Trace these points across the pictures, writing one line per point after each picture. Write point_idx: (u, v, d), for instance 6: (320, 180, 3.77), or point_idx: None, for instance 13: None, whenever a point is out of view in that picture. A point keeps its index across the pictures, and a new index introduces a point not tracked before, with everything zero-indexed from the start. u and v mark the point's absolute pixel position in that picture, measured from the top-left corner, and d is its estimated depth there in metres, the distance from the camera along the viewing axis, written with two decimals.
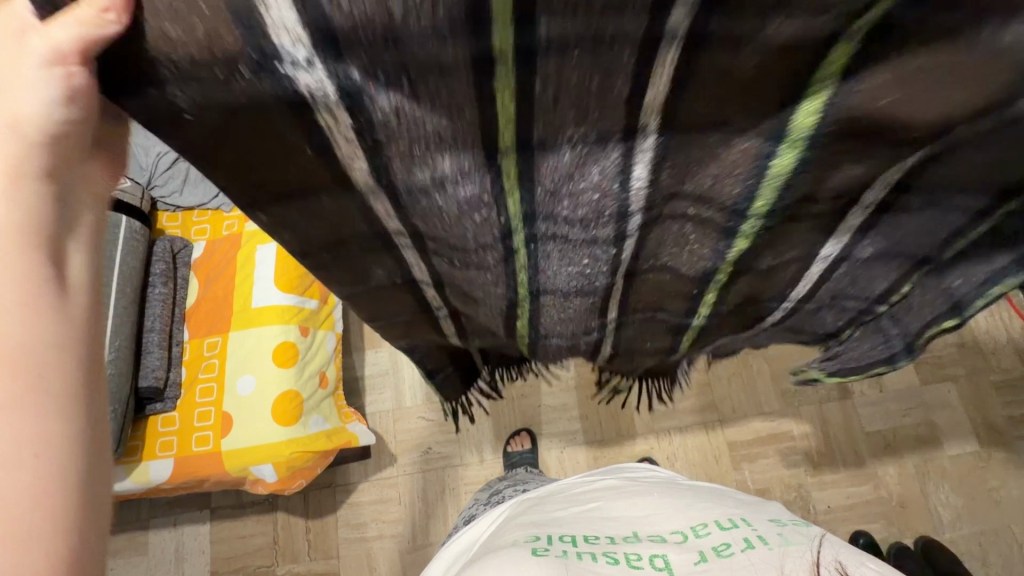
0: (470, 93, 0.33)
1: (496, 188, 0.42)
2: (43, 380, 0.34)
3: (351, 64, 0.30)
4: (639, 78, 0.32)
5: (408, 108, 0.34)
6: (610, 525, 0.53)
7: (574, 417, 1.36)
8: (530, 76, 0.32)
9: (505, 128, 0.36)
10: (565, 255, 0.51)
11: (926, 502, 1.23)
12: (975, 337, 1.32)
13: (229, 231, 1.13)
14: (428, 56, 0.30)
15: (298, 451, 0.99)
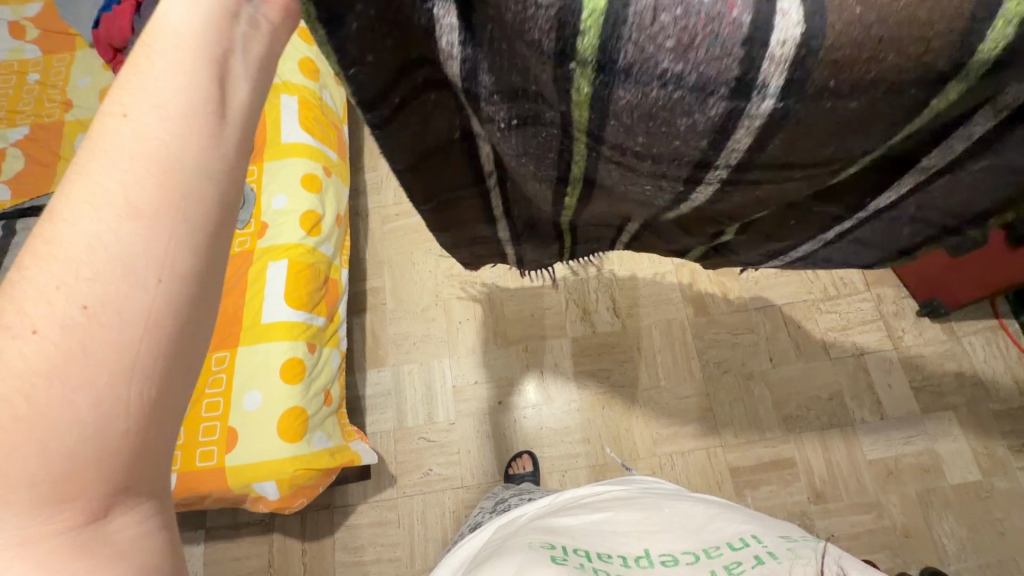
0: None
1: (564, 83, 0.36)
2: (134, 268, 0.30)
3: None
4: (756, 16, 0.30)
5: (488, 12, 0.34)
6: (621, 541, 0.53)
7: (577, 441, 1.36)
8: None
9: (590, 15, 0.31)
10: (630, 189, 0.47)
11: (930, 533, 1.22)
12: (975, 366, 1.34)
13: (242, 248, 1.14)
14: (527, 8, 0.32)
15: (301, 469, 0.99)
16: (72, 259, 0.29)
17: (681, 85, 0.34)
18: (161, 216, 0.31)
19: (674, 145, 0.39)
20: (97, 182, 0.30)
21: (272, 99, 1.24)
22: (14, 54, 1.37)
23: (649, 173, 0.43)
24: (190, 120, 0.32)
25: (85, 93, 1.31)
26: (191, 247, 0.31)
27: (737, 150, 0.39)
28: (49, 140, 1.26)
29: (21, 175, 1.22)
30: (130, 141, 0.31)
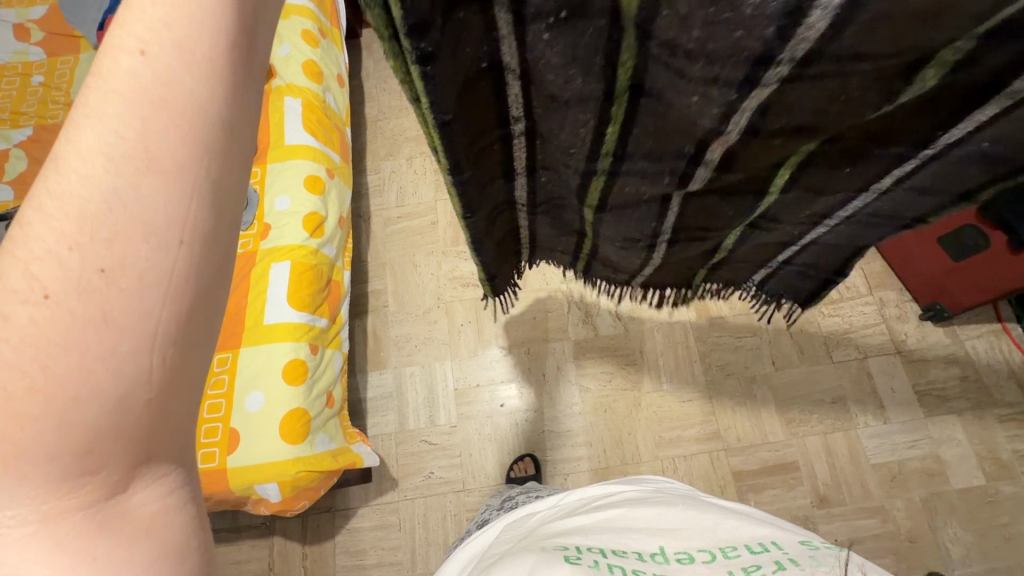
0: None
1: None
2: (152, 224, 0.28)
3: None
4: None
5: None
6: (636, 538, 0.53)
7: (579, 444, 1.35)
8: None
9: None
10: (678, 100, 0.44)
11: (936, 538, 1.21)
12: (978, 370, 1.34)
13: (244, 249, 1.13)
14: None
15: (304, 470, 0.99)
16: (82, 215, 0.27)
17: None
18: (166, 174, 0.28)
19: (733, 36, 0.37)
20: (108, 127, 0.28)
21: (275, 102, 1.24)
22: (18, 56, 1.37)
23: (702, 78, 0.41)
24: (215, 67, 0.30)
25: None
26: (210, 206, 0.30)
27: (807, 41, 0.37)
28: (53, 142, 1.26)
29: (24, 176, 1.22)
30: (134, 85, 0.28)
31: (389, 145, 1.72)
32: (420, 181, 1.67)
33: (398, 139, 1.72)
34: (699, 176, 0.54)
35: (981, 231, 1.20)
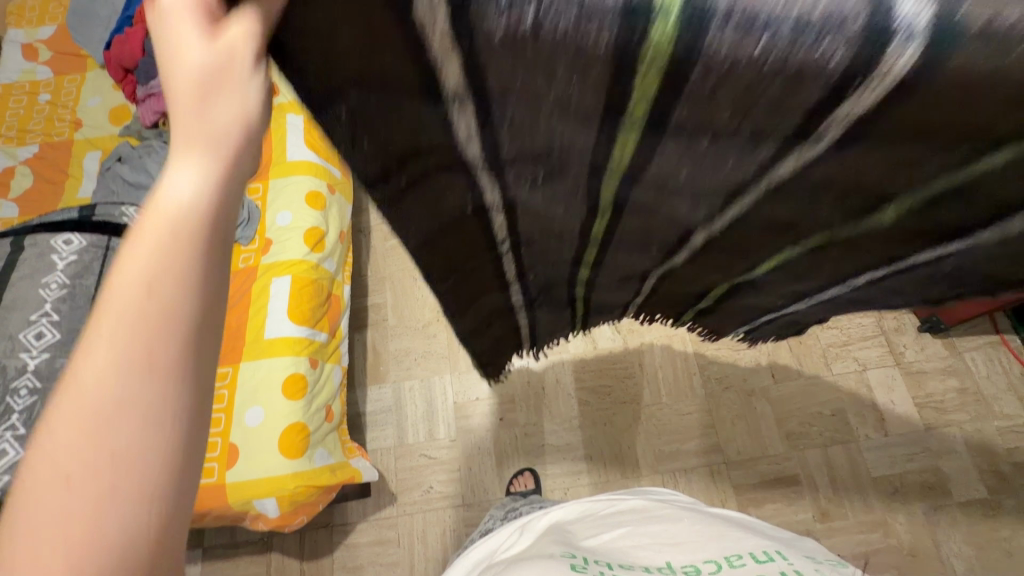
0: (596, 66, 0.27)
1: (597, 130, 0.33)
2: (160, 429, 0.26)
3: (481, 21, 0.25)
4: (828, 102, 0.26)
5: (507, 81, 0.29)
6: (643, 553, 0.53)
7: (579, 457, 1.35)
8: (676, 65, 0.26)
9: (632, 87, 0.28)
10: (665, 218, 0.45)
11: (938, 553, 1.20)
12: (977, 382, 1.34)
13: (246, 264, 1.15)
14: (552, 76, 0.28)
15: (302, 486, 0.98)
16: (88, 436, 0.25)
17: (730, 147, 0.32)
18: (173, 375, 0.27)
19: (707, 195, 0.39)
20: (117, 339, 0.26)
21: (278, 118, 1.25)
22: (26, 75, 1.40)
23: (682, 211, 0.43)
24: (221, 252, 0.29)
25: (95, 113, 1.34)
26: (218, 394, 0.28)
27: (774, 201, 0.38)
28: (58, 158, 1.28)
29: (28, 193, 1.24)
30: (142, 295, 0.27)
31: None
32: None
33: None
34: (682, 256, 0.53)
35: None
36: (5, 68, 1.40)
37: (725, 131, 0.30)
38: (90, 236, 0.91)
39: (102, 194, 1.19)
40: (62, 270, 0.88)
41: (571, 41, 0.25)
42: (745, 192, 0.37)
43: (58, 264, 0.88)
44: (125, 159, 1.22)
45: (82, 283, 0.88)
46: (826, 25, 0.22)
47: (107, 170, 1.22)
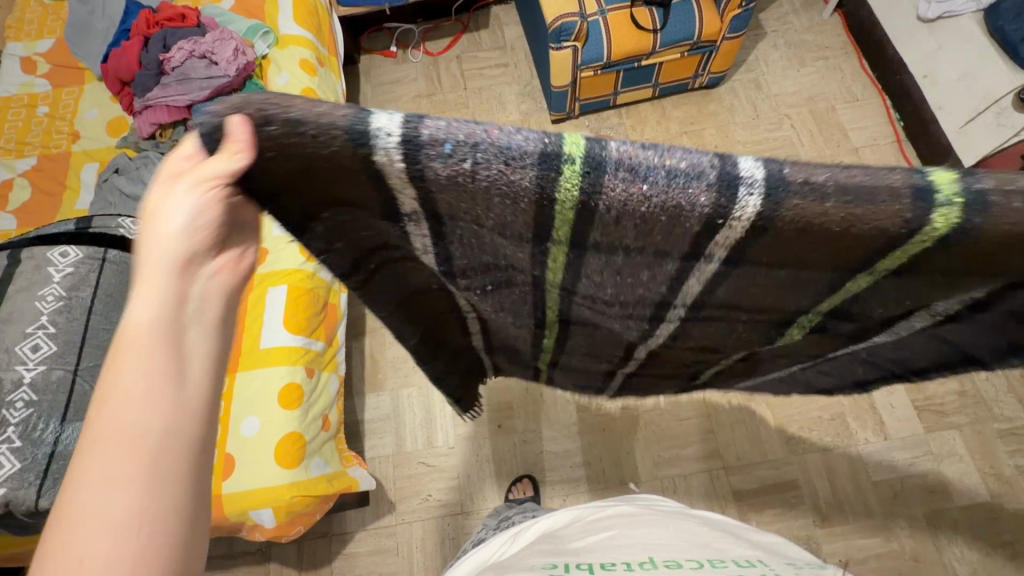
0: (531, 195, 0.36)
1: (542, 242, 0.42)
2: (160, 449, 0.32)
3: (432, 159, 0.35)
4: (715, 215, 0.35)
5: (479, 211, 0.40)
6: (627, 552, 0.52)
7: (578, 464, 1.34)
8: (595, 191, 0.35)
9: (560, 214, 0.38)
10: (611, 314, 0.53)
11: (941, 558, 1.20)
12: (977, 385, 1.34)
13: None
14: (507, 204, 0.38)
15: (299, 495, 0.98)
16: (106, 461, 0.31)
17: (643, 254, 0.41)
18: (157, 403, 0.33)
19: (636, 291, 0.48)
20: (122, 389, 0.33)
21: None
22: (24, 88, 1.41)
23: (619, 312, 0.52)
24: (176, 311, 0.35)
25: (93, 125, 1.35)
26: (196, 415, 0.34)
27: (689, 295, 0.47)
28: (56, 171, 1.29)
29: (26, 205, 1.24)
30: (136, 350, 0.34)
31: None
32: None
33: None
34: (664, 328, 0.54)
35: None
36: (3, 82, 1.41)
37: (636, 242, 0.40)
38: (84, 248, 0.92)
39: (98, 206, 1.19)
40: (58, 282, 0.88)
41: (510, 181, 0.36)
42: (669, 289, 0.46)
43: (55, 276, 0.89)
44: (122, 171, 1.22)
45: (78, 294, 0.88)
46: (690, 173, 0.34)
47: (104, 181, 1.22)
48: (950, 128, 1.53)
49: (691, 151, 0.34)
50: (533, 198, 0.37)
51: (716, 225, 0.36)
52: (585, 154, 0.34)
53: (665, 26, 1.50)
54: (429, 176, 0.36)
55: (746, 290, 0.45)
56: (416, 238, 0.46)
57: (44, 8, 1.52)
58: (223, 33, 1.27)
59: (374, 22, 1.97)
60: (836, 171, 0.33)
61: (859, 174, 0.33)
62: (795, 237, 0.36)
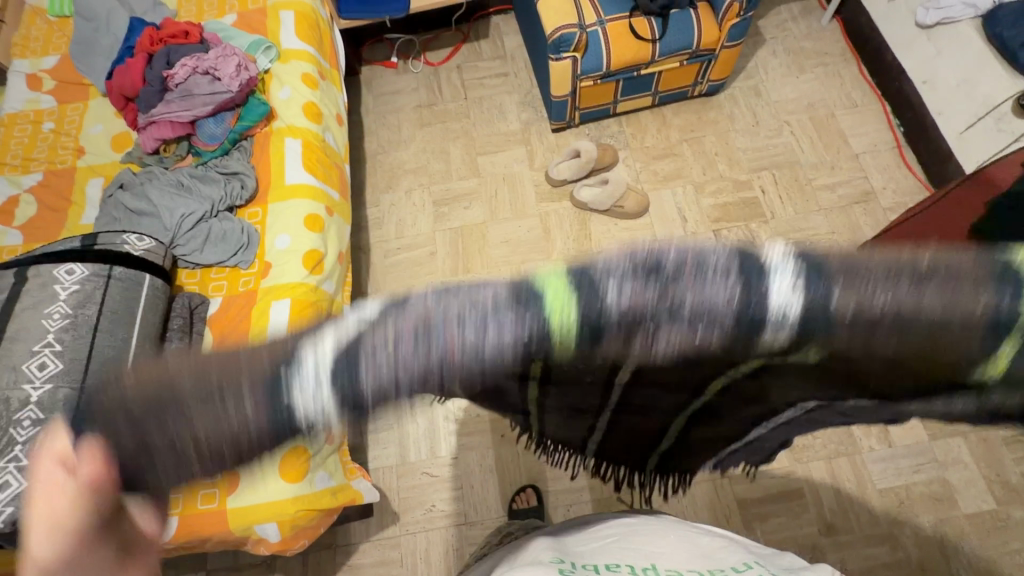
0: (515, 356, 0.32)
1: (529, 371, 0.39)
2: None
3: (371, 361, 0.30)
4: (724, 337, 0.31)
5: (454, 384, 0.36)
6: (631, 554, 0.51)
7: (581, 474, 1.34)
8: (595, 335, 0.31)
9: (553, 359, 0.34)
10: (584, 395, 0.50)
11: (948, 566, 1.19)
12: None
13: (246, 288, 1.15)
14: (493, 372, 0.33)
15: (304, 510, 0.99)
16: None
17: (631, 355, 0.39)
18: None
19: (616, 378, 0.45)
20: None
21: (276, 143, 1.28)
22: (30, 104, 1.42)
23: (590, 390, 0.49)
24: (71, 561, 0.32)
25: (97, 141, 1.36)
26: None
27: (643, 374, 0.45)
28: (61, 186, 1.30)
29: (32, 221, 1.25)
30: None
31: (388, 178, 1.76)
32: (419, 214, 1.70)
33: (397, 172, 1.77)
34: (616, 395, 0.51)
35: None
36: (9, 98, 1.43)
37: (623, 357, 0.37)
38: (90, 265, 0.94)
39: (103, 221, 1.19)
40: (64, 300, 0.89)
41: (488, 354, 0.31)
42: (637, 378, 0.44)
43: (61, 294, 0.90)
44: (127, 186, 1.23)
45: (84, 312, 0.89)
46: (700, 309, 0.30)
47: (108, 197, 1.22)
48: (950, 133, 1.53)
49: (702, 287, 0.30)
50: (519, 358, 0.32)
51: (736, 343, 0.32)
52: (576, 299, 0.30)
53: (664, 36, 1.50)
54: (367, 398, 0.31)
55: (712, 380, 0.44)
56: (404, 394, 0.41)
57: (49, 25, 1.53)
58: (225, 49, 1.28)
59: (375, 33, 1.98)
60: (893, 271, 0.29)
61: (938, 287, 0.29)
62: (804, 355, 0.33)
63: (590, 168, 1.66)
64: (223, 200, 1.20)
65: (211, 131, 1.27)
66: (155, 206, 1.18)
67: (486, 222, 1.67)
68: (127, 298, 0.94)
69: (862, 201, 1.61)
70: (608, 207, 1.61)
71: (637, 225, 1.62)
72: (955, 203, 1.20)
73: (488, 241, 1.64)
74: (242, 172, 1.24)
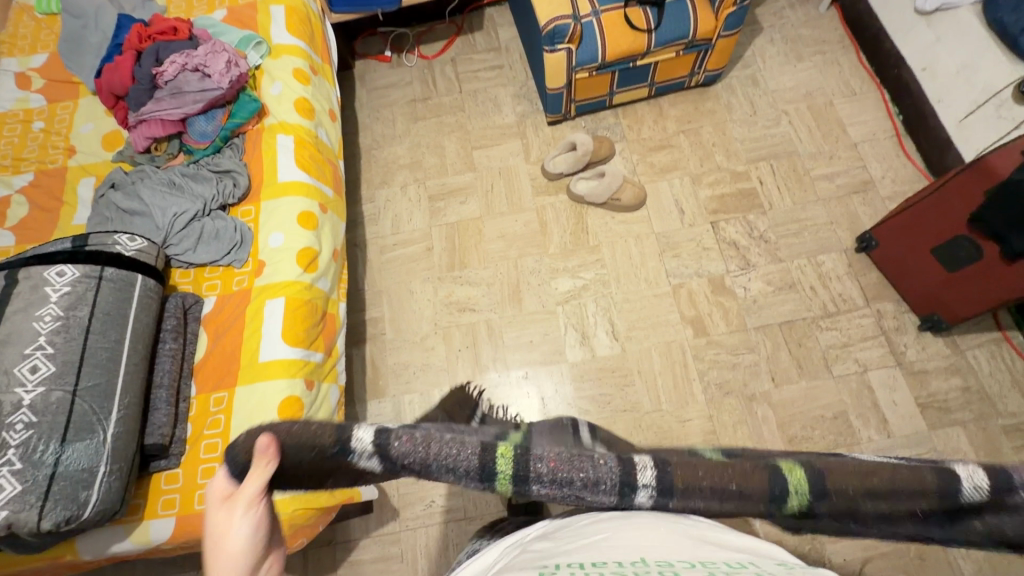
0: (474, 463, 0.45)
1: (489, 475, 0.45)
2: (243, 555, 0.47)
3: (393, 445, 0.45)
4: (618, 480, 0.45)
5: (444, 457, 0.45)
6: (619, 549, 0.41)
7: None
8: (523, 478, 0.45)
9: (502, 469, 0.45)
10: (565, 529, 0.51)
11: (945, 555, 1.20)
12: (980, 381, 1.34)
13: (239, 287, 1.14)
14: (470, 469, 0.45)
15: (301, 509, 0.99)
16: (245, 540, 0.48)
17: (566, 480, 0.45)
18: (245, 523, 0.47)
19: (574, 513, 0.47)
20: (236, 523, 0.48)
21: (268, 140, 1.27)
22: (19, 103, 1.40)
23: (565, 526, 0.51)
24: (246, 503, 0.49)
25: (88, 140, 1.35)
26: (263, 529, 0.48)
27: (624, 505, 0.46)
28: (53, 186, 1.29)
29: (24, 221, 1.24)
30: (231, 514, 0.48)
31: (383, 173, 1.75)
32: (414, 209, 1.69)
33: (392, 167, 1.75)
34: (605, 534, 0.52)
35: (973, 241, 1.18)
36: None
37: (551, 478, 0.45)
38: (81, 267, 0.93)
39: (95, 221, 1.18)
40: (56, 302, 0.89)
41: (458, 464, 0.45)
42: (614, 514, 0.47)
43: (52, 296, 0.89)
44: (118, 185, 1.22)
45: (75, 314, 0.89)
46: (590, 481, 0.45)
47: (100, 196, 1.21)
48: (949, 121, 1.51)
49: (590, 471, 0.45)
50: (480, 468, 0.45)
51: (625, 486, 0.44)
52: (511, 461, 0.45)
53: (660, 25, 1.48)
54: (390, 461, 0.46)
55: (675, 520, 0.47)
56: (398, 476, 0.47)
57: (37, 22, 1.51)
58: (215, 46, 1.27)
59: (368, 27, 1.96)
60: (852, 482, 0.44)
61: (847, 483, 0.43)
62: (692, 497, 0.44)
63: (587, 161, 1.65)
64: (216, 198, 1.19)
65: (202, 129, 1.26)
66: (148, 206, 1.17)
67: (482, 217, 1.66)
68: (119, 299, 0.94)
69: (861, 190, 1.59)
70: (606, 200, 1.60)
71: (634, 218, 1.61)
72: (958, 191, 1.18)
73: (484, 236, 1.63)
74: (234, 170, 1.23)
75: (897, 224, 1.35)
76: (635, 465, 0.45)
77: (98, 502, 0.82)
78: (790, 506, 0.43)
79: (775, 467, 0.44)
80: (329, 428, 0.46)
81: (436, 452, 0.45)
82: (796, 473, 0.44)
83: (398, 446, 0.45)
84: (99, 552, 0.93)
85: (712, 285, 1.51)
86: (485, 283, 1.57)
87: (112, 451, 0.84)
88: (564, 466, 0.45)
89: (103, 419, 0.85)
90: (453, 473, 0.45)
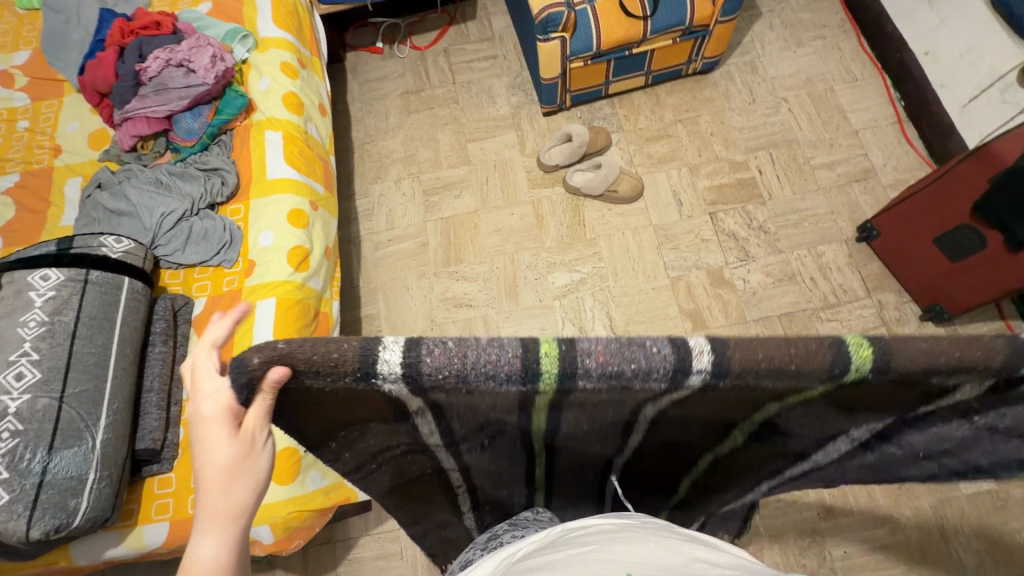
0: (515, 364, 0.38)
1: (530, 375, 0.39)
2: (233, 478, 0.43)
3: (419, 363, 0.38)
4: (675, 373, 0.38)
5: (474, 376, 0.39)
6: (605, 562, 0.40)
7: None
8: (572, 373, 0.38)
9: (546, 373, 0.38)
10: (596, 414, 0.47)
11: (947, 547, 1.18)
12: None
13: (230, 288, 1.13)
14: (507, 376, 0.39)
15: (296, 510, 0.97)
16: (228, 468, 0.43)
17: (616, 376, 0.39)
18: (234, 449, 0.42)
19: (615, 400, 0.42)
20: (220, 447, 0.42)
21: (256, 136, 1.24)
22: (2, 101, 1.37)
23: (599, 413, 0.47)
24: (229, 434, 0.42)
25: (74, 138, 1.33)
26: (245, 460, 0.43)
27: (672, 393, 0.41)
28: (39, 187, 1.27)
29: (11, 223, 1.22)
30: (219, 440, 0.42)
31: (377, 168, 1.72)
32: (409, 203, 1.67)
33: (385, 162, 1.73)
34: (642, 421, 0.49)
35: (975, 230, 1.16)
36: None
37: (604, 370, 0.38)
38: (66, 270, 0.91)
39: (82, 222, 1.16)
40: (40, 307, 0.87)
41: (498, 371, 0.39)
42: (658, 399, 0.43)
43: (36, 301, 0.88)
44: (105, 185, 1.20)
45: (61, 319, 0.87)
46: (646, 364, 0.38)
47: (86, 197, 1.19)
48: (953, 107, 1.48)
49: (650, 355, 0.38)
50: (519, 369, 0.38)
51: (680, 375, 0.38)
52: (560, 363, 0.38)
53: (656, 13, 1.45)
54: (415, 383, 0.40)
55: (720, 401, 0.43)
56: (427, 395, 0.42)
57: (19, 18, 1.48)
58: (199, 40, 1.24)
59: (358, 18, 1.92)
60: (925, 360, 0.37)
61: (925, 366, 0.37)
62: (750, 383, 0.39)
63: (582, 153, 1.62)
64: (204, 198, 1.17)
65: (188, 126, 1.24)
66: (135, 206, 1.15)
67: (478, 211, 1.63)
68: (106, 303, 0.92)
69: (862, 178, 1.57)
70: (603, 192, 1.57)
71: (631, 210, 1.59)
72: (960, 180, 1.15)
73: (480, 231, 1.61)
74: (222, 168, 1.21)
75: (899, 213, 1.33)
76: (691, 349, 0.38)
77: (89, 510, 0.81)
78: (846, 377, 0.38)
79: (838, 340, 0.37)
80: (340, 350, 0.38)
81: (472, 360, 0.39)
82: (863, 344, 0.37)
83: (429, 363, 0.38)
84: (93, 557, 0.93)
85: (711, 277, 1.49)
86: (481, 279, 1.55)
87: (101, 457, 0.83)
88: (615, 360, 0.38)
89: (91, 425, 0.84)
90: (493, 382, 0.39)
